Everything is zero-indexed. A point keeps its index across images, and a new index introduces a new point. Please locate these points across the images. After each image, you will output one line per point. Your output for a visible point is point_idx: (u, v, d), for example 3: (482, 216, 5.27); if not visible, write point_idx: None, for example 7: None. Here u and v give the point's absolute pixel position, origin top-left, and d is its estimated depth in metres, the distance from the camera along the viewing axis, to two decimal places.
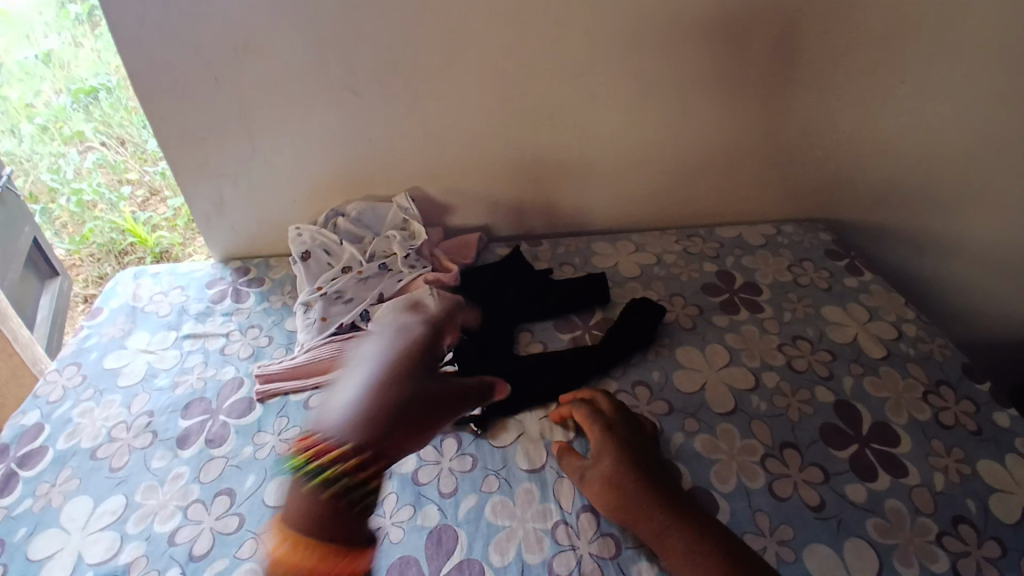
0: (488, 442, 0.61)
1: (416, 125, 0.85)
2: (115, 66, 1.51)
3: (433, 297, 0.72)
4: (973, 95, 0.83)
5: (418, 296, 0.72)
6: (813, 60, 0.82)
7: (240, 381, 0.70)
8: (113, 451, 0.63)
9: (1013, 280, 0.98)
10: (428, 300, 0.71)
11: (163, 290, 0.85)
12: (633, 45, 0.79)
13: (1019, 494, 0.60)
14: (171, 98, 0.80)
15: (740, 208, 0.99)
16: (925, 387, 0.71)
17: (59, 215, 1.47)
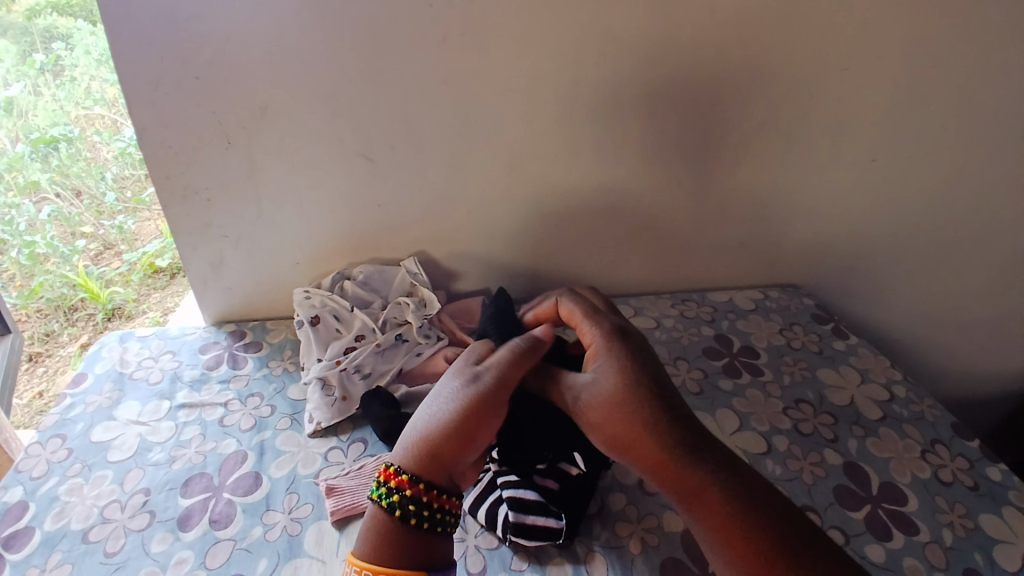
0: None
1: (423, 193, 0.86)
2: (75, 117, 1.27)
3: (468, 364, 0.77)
4: (938, 176, 0.91)
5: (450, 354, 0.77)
6: (801, 142, 0.87)
7: (243, 456, 0.66)
8: (108, 534, 0.59)
9: (966, 331, 1.08)
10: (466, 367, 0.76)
11: (152, 356, 0.82)
12: (635, 124, 0.83)
13: (1020, 546, 0.64)
14: (178, 160, 0.79)
15: (730, 275, 1.03)
16: (921, 445, 0.74)
17: (4, 267, 1.31)
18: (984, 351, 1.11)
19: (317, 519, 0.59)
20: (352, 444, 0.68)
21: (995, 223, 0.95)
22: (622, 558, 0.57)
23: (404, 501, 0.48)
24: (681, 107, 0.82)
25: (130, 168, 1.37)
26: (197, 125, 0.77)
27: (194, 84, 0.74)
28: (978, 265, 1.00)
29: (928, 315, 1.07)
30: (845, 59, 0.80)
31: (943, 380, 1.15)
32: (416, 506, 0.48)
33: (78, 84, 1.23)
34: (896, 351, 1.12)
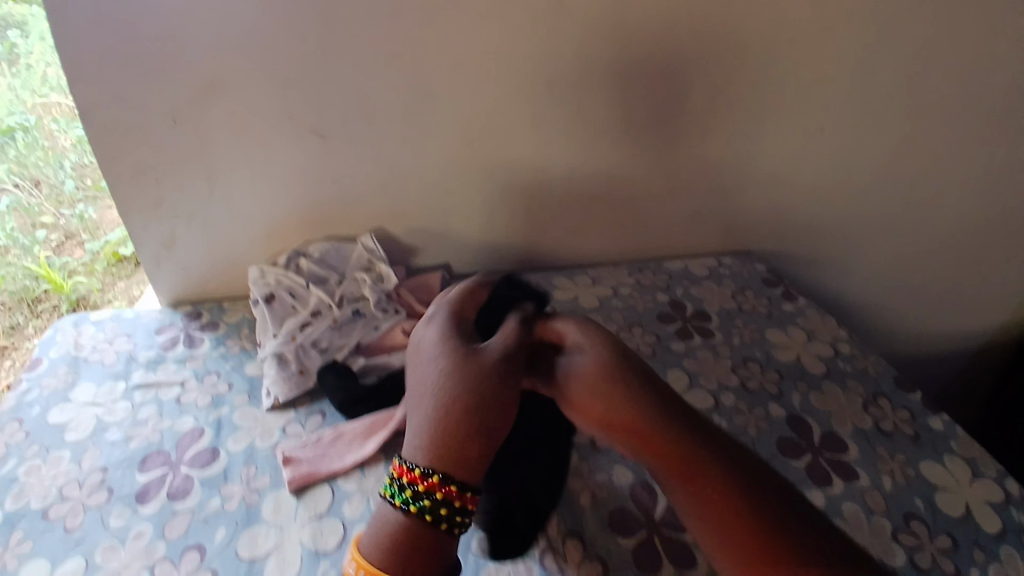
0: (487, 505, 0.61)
1: (378, 168, 0.86)
2: (32, 105, 1.26)
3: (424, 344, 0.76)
4: (882, 143, 0.94)
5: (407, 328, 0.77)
6: (750, 113, 0.89)
7: (201, 431, 0.67)
8: (66, 511, 0.59)
9: (912, 292, 1.12)
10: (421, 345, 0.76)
11: (106, 339, 0.81)
12: (587, 97, 0.84)
13: (959, 491, 0.67)
14: (125, 138, 0.78)
15: (687, 244, 1.05)
16: (864, 398, 0.77)
17: None
18: (933, 313, 1.15)
19: (274, 488, 0.60)
20: (308, 418, 0.69)
21: (938, 188, 0.99)
22: (573, 510, 0.60)
23: (435, 506, 0.47)
24: (631, 78, 0.83)
25: (86, 156, 1.30)
26: (143, 102, 0.75)
27: (140, 60, 0.72)
28: (923, 228, 1.04)
29: (878, 278, 1.10)
30: (790, 30, 0.82)
31: (895, 341, 1.20)
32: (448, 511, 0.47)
33: (34, 72, 1.22)
34: (852, 315, 1.16)
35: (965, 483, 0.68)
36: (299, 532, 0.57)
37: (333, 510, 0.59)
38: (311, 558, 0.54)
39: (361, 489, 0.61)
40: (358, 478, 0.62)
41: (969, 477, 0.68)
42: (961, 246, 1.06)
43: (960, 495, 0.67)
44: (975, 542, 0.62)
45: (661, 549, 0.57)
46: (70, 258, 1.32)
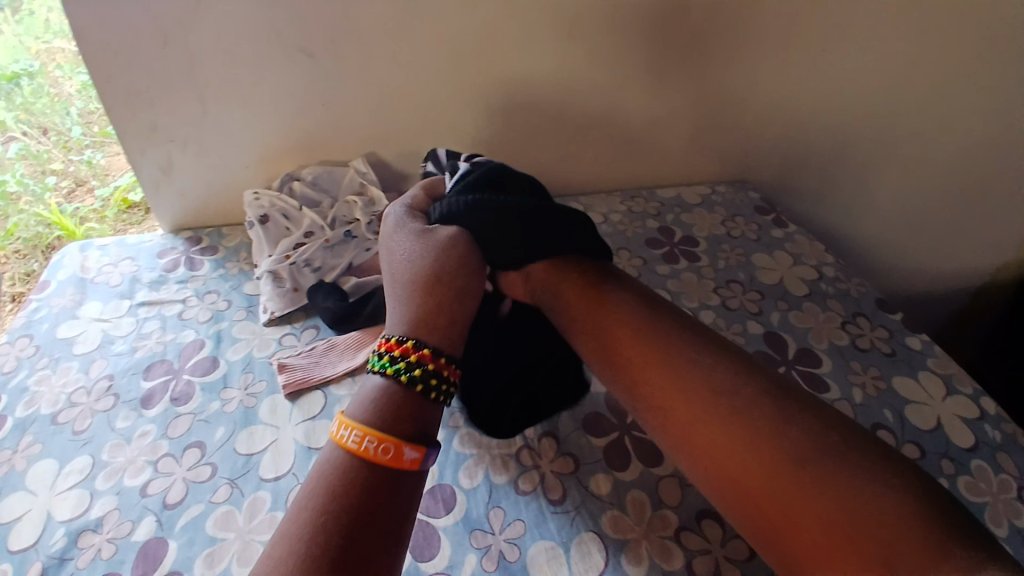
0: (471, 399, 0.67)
1: (366, 91, 0.86)
2: (36, 51, 1.26)
3: None
4: (887, 65, 0.90)
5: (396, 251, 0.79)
6: (746, 31, 0.86)
7: (202, 343, 0.71)
8: (75, 415, 0.65)
9: (919, 228, 1.09)
10: None
11: (111, 261, 0.84)
12: (576, 13, 0.82)
13: (931, 405, 0.69)
14: (115, 59, 0.78)
15: (682, 171, 1.04)
16: (843, 317, 0.79)
17: None
18: (937, 250, 1.12)
19: (271, 393, 0.65)
20: (304, 330, 0.74)
21: (945, 114, 0.95)
22: (550, 414, 0.64)
23: (414, 369, 0.51)
24: None
25: (92, 102, 1.30)
26: (129, 21, 0.75)
27: None
28: (930, 158, 1.00)
29: (881, 214, 1.07)
30: None
31: (898, 282, 1.16)
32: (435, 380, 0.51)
33: (36, 17, 1.23)
34: (852, 251, 1.13)
35: (937, 399, 0.70)
36: (293, 432, 0.62)
37: (325, 413, 0.64)
38: (304, 452, 0.60)
39: (352, 393, 0.66)
40: (349, 384, 0.67)
41: (942, 394, 0.70)
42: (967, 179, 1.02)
43: (932, 408, 0.69)
44: (943, 453, 0.64)
45: (630, 449, 0.61)
46: (80, 204, 1.32)
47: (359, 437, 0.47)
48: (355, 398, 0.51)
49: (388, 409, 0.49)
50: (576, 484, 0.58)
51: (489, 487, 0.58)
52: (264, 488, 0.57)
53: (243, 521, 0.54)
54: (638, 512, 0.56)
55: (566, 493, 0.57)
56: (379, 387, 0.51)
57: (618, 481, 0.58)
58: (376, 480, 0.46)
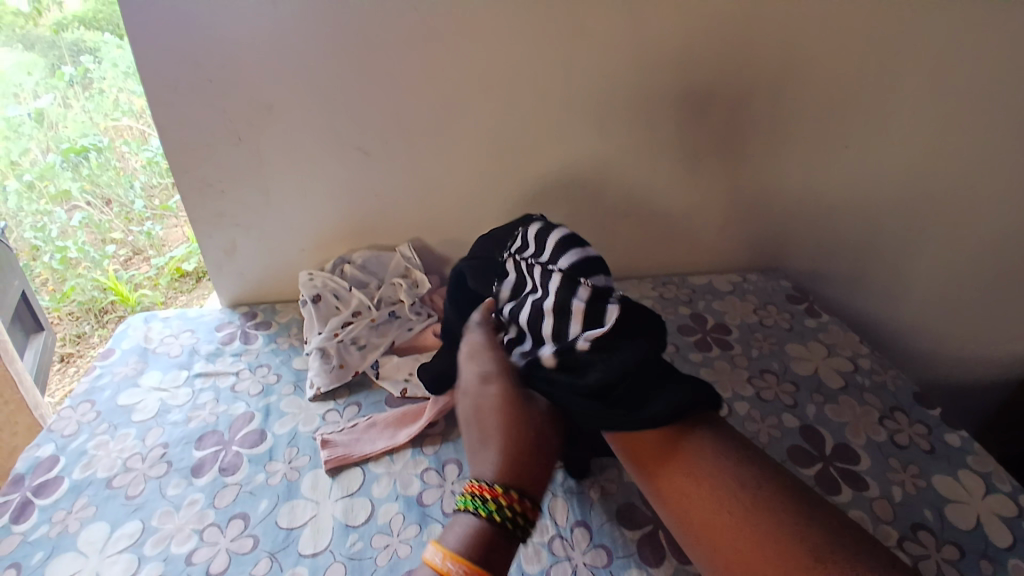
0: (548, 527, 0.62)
1: (415, 183, 0.93)
2: (104, 127, 1.43)
3: None
4: (912, 164, 0.93)
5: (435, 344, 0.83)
6: (772, 133, 0.91)
7: (251, 416, 0.75)
8: (130, 480, 0.68)
9: (959, 321, 1.07)
10: None
11: (172, 333, 0.90)
12: (610, 116, 0.89)
13: (971, 504, 0.67)
14: (194, 155, 0.88)
15: (713, 261, 1.07)
16: (880, 412, 0.78)
17: (40, 273, 1.44)
18: (981, 345, 1.09)
19: (313, 468, 0.68)
20: (347, 407, 0.77)
21: (977, 210, 0.96)
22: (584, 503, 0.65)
23: (508, 512, 0.50)
24: (651, 97, 0.88)
25: (155, 177, 1.49)
26: (212, 123, 0.85)
27: (208, 87, 0.83)
28: (965, 252, 1.00)
29: (917, 305, 1.06)
30: (810, 51, 0.84)
31: (939, 374, 1.13)
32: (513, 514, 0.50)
33: (107, 96, 1.39)
34: (887, 341, 1.11)
35: (977, 497, 0.67)
36: (332, 508, 0.63)
37: (363, 490, 0.66)
38: (342, 529, 0.61)
39: (390, 471, 0.68)
40: (387, 462, 0.69)
41: (982, 491, 0.68)
42: (1005, 274, 1.01)
43: (972, 507, 0.66)
44: (982, 552, 0.62)
45: (665, 543, 0.61)
46: (137, 272, 1.47)
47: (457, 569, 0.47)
48: (448, 534, 0.50)
49: (490, 550, 0.49)
50: None
51: None
52: (302, 563, 0.58)
53: None
54: None
55: None
56: (474, 526, 0.49)
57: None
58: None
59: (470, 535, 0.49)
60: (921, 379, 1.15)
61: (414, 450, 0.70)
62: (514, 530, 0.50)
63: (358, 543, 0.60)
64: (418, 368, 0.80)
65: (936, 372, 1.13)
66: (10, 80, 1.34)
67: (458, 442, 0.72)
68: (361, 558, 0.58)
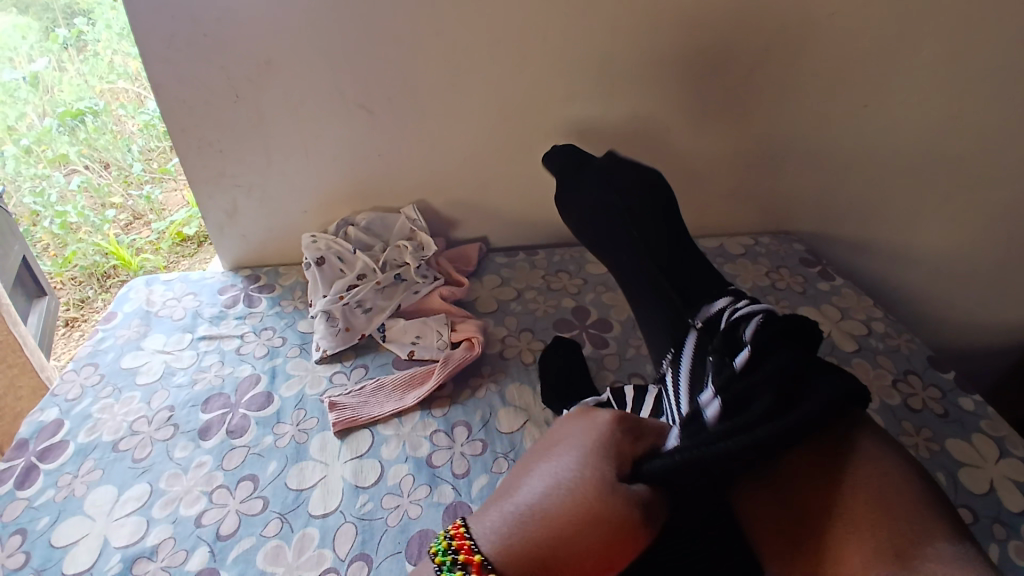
0: None
1: (420, 144, 0.90)
2: (100, 91, 1.39)
3: (448, 326, 0.79)
4: (934, 123, 0.89)
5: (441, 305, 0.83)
6: (791, 89, 0.87)
7: (257, 378, 0.74)
8: (136, 443, 0.68)
9: (973, 285, 1.05)
10: (444, 329, 0.79)
11: (175, 296, 0.89)
12: (622, 73, 0.85)
13: (985, 468, 0.66)
14: (192, 114, 0.85)
15: (724, 223, 1.04)
16: (893, 375, 0.77)
17: (41, 238, 1.41)
18: (994, 309, 1.07)
19: (321, 430, 0.68)
20: (353, 369, 0.76)
21: (999, 172, 0.92)
22: None
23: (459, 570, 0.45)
24: (664, 53, 0.84)
25: (154, 141, 1.48)
26: (208, 80, 0.82)
27: (203, 40, 0.79)
28: (983, 215, 0.97)
29: (931, 269, 1.04)
30: (834, 4, 0.80)
31: (951, 338, 1.12)
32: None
33: (101, 60, 1.36)
34: (899, 304, 1.09)
35: (991, 462, 0.67)
36: (342, 470, 0.63)
37: (372, 452, 0.65)
38: (352, 490, 0.61)
39: (398, 433, 0.67)
40: (395, 424, 0.68)
41: (996, 456, 0.67)
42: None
43: (984, 471, 0.66)
44: (995, 516, 0.62)
45: None
46: (138, 237, 1.45)
47: None
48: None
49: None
50: None
51: None
52: (312, 524, 0.58)
53: (292, 557, 0.55)
54: None
55: None
56: None
57: None
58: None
59: None
60: (931, 343, 1.14)
61: (422, 412, 0.69)
62: None
63: (368, 504, 0.60)
64: (425, 331, 0.79)
65: (947, 336, 1.11)
66: (7, 44, 1.29)
67: (467, 405, 0.71)
68: (371, 519, 0.58)
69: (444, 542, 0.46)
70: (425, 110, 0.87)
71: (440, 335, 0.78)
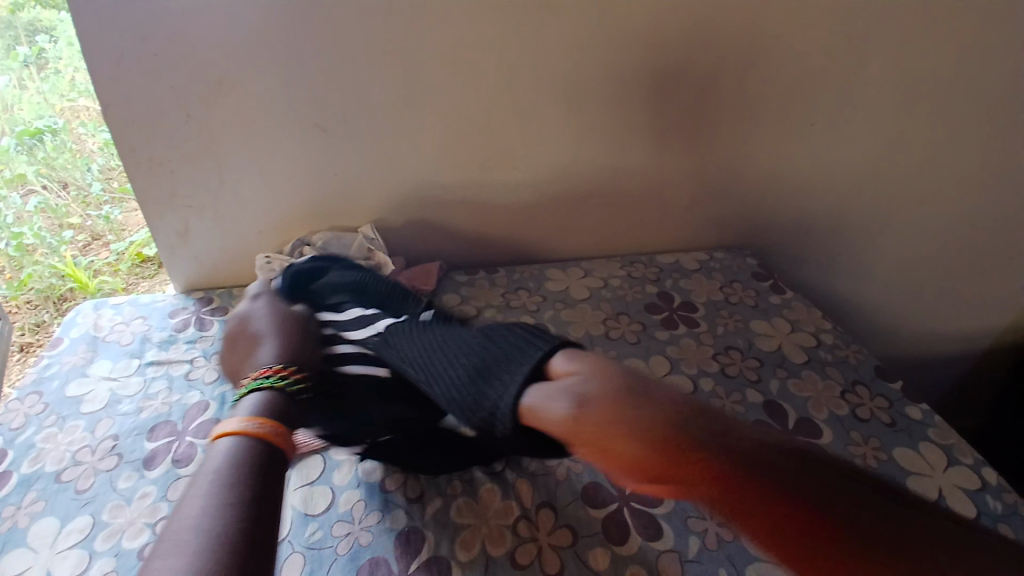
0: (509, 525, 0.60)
1: (377, 163, 0.90)
2: (60, 108, 1.40)
3: None
4: (875, 140, 0.93)
5: None
6: (739, 108, 0.90)
7: (206, 404, 0.73)
8: (79, 474, 0.65)
9: (919, 295, 1.09)
10: None
11: (123, 320, 0.86)
12: (576, 92, 0.87)
13: (932, 476, 0.68)
14: (141, 133, 0.84)
15: (682, 239, 1.06)
16: (842, 386, 0.79)
17: None
18: (940, 318, 1.11)
19: None
20: None
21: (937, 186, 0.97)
22: (549, 484, 0.64)
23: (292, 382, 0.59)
24: (617, 73, 0.86)
25: (112, 159, 1.46)
26: (158, 99, 0.81)
27: (153, 60, 0.78)
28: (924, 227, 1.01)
29: (879, 281, 1.08)
30: (776, 27, 0.83)
31: (902, 347, 1.15)
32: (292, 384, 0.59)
33: (62, 76, 1.37)
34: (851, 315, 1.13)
35: (939, 470, 0.69)
36: (292, 497, 0.62)
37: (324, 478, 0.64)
38: (302, 519, 0.60)
39: (350, 457, 0.67)
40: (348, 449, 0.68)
41: (944, 464, 0.70)
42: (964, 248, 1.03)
43: (933, 480, 0.68)
44: None
45: (630, 521, 0.61)
46: (96, 258, 1.40)
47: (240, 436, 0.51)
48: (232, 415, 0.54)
49: (281, 416, 0.55)
50: (574, 559, 0.57)
51: (486, 560, 0.57)
52: None
53: None
54: None
55: (563, 568, 0.56)
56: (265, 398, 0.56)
57: (617, 555, 0.58)
58: (272, 457, 0.51)
59: (265, 401, 0.56)
60: (883, 353, 1.17)
61: None
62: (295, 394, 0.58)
63: (318, 532, 0.59)
64: None
65: (898, 346, 1.15)
66: None
67: None
68: (322, 547, 0.58)
69: (271, 377, 0.58)
70: (381, 129, 0.87)
71: None
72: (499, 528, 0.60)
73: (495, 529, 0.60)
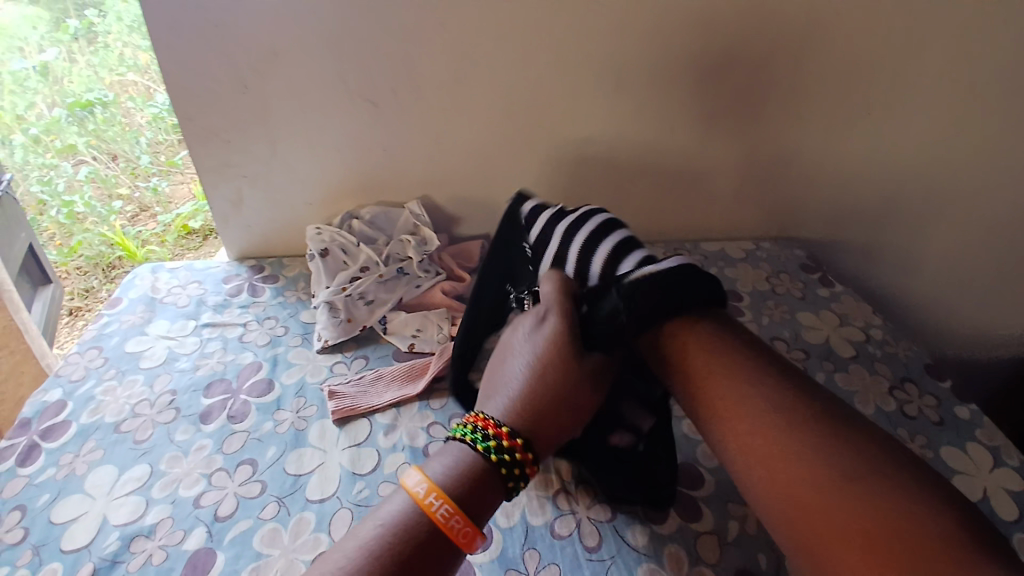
0: (552, 500, 0.61)
1: (425, 139, 0.91)
2: (109, 83, 1.44)
3: (447, 322, 0.81)
4: (939, 130, 0.90)
5: (435, 317, 0.81)
6: (792, 92, 0.88)
7: (259, 365, 0.76)
8: (137, 425, 0.69)
9: (975, 294, 1.05)
10: (444, 324, 0.80)
11: (179, 284, 0.90)
12: (626, 73, 0.86)
13: (980, 475, 0.67)
14: (199, 104, 0.86)
15: (725, 226, 1.05)
16: (890, 382, 0.78)
17: (47, 227, 1.44)
18: (998, 318, 1.07)
19: (321, 417, 0.69)
20: (354, 360, 0.78)
21: (1000, 180, 0.93)
22: None
23: (499, 450, 0.50)
24: (667, 54, 0.85)
25: (161, 133, 1.49)
26: (216, 69, 0.83)
27: (212, 31, 0.80)
28: (985, 222, 0.97)
29: (932, 277, 1.04)
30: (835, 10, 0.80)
31: (954, 347, 1.11)
32: (503, 461, 0.49)
33: (112, 50, 1.40)
34: (899, 308, 1.09)
35: (987, 470, 0.67)
36: (340, 457, 0.64)
37: (370, 440, 0.66)
38: (349, 477, 0.62)
39: (395, 422, 0.68)
40: (394, 414, 0.69)
41: (992, 465, 0.68)
42: None
43: (981, 480, 0.66)
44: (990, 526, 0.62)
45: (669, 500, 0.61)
46: (144, 228, 1.45)
47: (443, 511, 0.46)
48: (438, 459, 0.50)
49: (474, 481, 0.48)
50: (612, 533, 0.58)
51: (526, 528, 0.58)
52: (309, 508, 0.59)
53: (288, 540, 0.56)
54: (676, 566, 0.55)
55: (602, 540, 0.57)
56: (466, 455, 0.50)
57: (655, 532, 0.58)
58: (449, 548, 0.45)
59: (464, 467, 0.49)
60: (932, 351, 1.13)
61: (421, 404, 0.70)
62: (510, 480, 0.50)
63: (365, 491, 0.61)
64: (425, 325, 0.81)
65: (948, 345, 1.11)
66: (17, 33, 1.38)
67: None
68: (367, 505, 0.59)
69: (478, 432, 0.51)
70: (430, 103, 0.88)
71: (441, 329, 0.80)
72: (541, 500, 0.61)
73: (536, 500, 0.61)
